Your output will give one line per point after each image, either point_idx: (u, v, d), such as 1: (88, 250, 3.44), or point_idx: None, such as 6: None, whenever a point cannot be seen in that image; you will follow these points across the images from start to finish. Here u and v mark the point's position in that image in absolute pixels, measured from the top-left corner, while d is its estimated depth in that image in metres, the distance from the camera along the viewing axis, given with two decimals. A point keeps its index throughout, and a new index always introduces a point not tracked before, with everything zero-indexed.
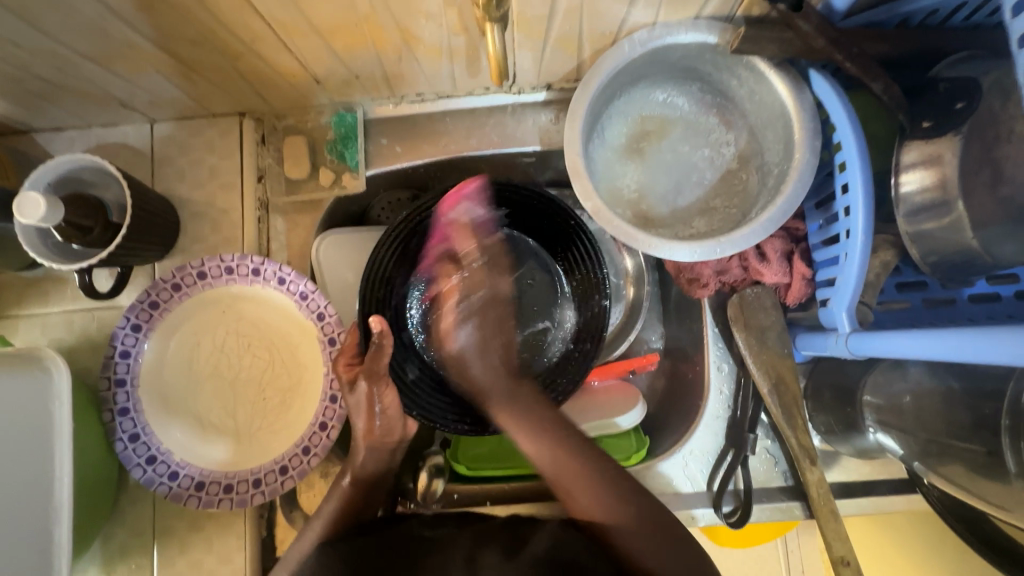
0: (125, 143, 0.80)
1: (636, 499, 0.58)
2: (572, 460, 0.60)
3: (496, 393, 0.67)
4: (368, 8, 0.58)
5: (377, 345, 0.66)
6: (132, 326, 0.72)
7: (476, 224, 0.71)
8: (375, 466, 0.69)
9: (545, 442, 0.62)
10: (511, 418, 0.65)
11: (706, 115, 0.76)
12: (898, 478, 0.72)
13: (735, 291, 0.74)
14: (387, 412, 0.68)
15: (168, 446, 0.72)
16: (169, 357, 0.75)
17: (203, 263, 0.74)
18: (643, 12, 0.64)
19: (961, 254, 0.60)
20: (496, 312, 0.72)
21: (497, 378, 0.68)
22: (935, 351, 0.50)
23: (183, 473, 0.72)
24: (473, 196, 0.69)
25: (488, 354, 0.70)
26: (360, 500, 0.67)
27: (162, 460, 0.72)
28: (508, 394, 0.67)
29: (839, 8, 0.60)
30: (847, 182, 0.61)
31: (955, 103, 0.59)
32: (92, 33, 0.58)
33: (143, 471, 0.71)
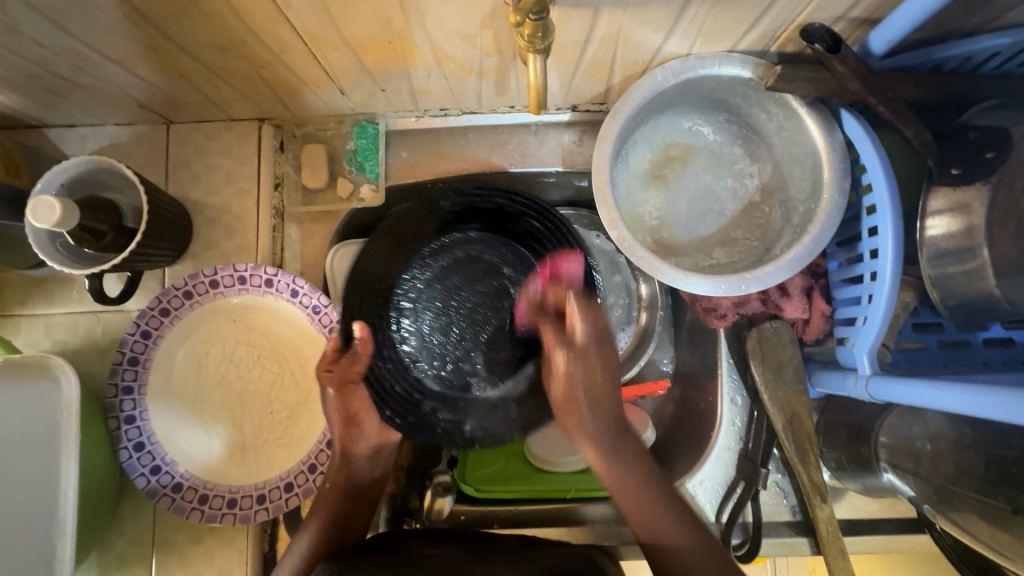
0: (139, 142, 0.78)
1: (687, 518, 0.60)
2: (631, 476, 0.62)
3: (598, 441, 0.64)
4: (404, 26, 0.57)
5: (354, 351, 0.68)
6: (141, 332, 0.70)
7: (574, 285, 0.65)
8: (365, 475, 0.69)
9: (621, 468, 0.63)
10: (595, 450, 0.64)
11: (731, 145, 0.75)
12: (905, 517, 0.73)
13: (754, 324, 0.74)
14: (362, 421, 0.69)
15: (172, 457, 0.71)
16: (176, 365, 0.73)
17: (216, 272, 0.72)
18: (678, 43, 0.63)
19: (981, 300, 0.60)
20: (595, 368, 0.64)
21: (602, 425, 0.64)
22: (959, 406, 0.50)
23: (187, 486, 0.70)
24: (574, 275, 0.65)
25: (596, 408, 0.64)
26: (343, 512, 0.66)
27: (166, 471, 0.70)
28: (609, 436, 0.64)
29: (876, 51, 0.60)
30: (875, 226, 0.61)
31: (985, 152, 0.59)
32: (121, 36, 0.57)
33: (146, 481, 0.69)
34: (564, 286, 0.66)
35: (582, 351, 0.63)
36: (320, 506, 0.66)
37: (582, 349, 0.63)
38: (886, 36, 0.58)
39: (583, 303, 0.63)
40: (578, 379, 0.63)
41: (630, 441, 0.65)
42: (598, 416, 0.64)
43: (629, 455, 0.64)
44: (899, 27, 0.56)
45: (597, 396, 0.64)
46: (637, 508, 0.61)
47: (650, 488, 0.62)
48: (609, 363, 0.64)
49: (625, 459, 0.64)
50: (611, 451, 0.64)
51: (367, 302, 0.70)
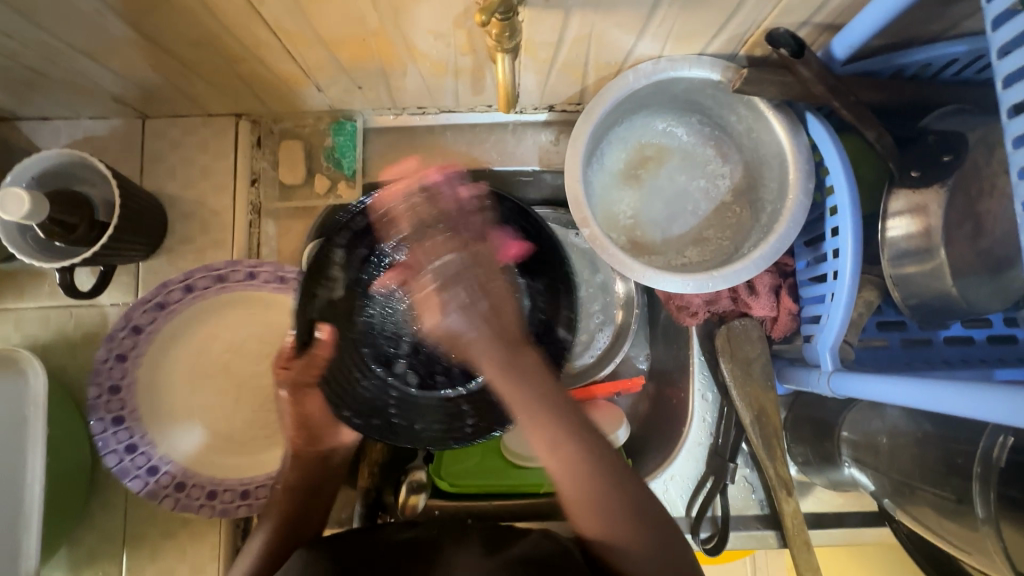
0: (114, 136, 0.78)
1: (636, 509, 0.55)
2: (570, 445, 0.56)
3: (479, 348, 0.58)
4: (378, 24, 0.58)
5: (310, 354, 0.64)
6: (156, 303, 0.70)
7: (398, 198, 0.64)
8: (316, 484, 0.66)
9: (562, 443, 0.56)
10: (485, 360, 0.58)
11: (703, 146, 0.77)
12: (868, 510, 0.75)
13: (724, 322, 0.75)
14: (312, 422, 0.65)
15: (153, 437, 0.70)
16: (186, 344, 0.73)
17: (257, 265, 0.73)
18: (649, 44, 0.65)
19: (939, 299, 0.62)
20: (461, 278, 0.59)
21: (486, 330, 0.58)
22: (920, 399, 0.52)
23: (162, 470, 0.69)
24: (399, 201, 0.65)
25: (476, 320, 0.58)
26: (296, 512, 0.63)
27: (143, 452, 0.69)
28: (527, 381, 0.57)
29: (839, 56, 0.62)
30: (836, 226, 0.63)
31: (942, 156, 0.61)
32: (91, 29, 0.56)
33: (120, 458, 0.68)
34: (399, 216, 0.64)
35: (441, 270, 0.60)
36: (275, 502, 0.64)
37: (444, 275, 0.60)
38: (848, 41, 0.60)
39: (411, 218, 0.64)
40: (459, 296, 0.59)
41: (524, 347, 0.59)
42: (484, 322, 0.58)
43: (574, 427, 0.56)
44: (862, 33, 0.58)
45: (471, 310, 0.58)
46: (582, 496, 0.55)
47: (586, 454, 0.56)
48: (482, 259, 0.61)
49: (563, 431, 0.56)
50: (551, 427, 0.56)
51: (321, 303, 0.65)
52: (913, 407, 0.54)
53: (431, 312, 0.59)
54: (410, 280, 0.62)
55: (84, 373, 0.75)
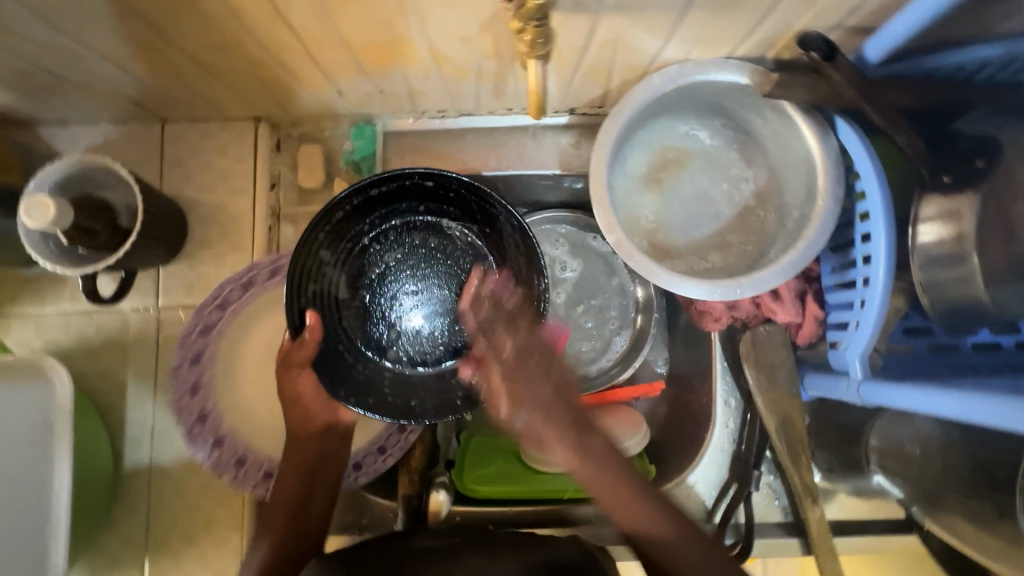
0: (133, 140, 0.77)
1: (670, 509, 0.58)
2: (601, 462, 0.59)
3: (548, 435, 0.60)
4: (403, 28, 0.57)
5: (300, 340, 0.61)
6: (245, 281, 0.69)
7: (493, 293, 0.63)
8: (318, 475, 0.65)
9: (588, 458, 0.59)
10: (550, 431, 0.60)
11: (726, 150, 0.76)
12: (893, 518, 0.74)
13: (748, 328, 0.75)
14: (310, 403, 0.65)
15: (221, 411, 0.70)
16: (267, 324, 0.73)
17: None
18: (676, 48, 0.64)
19: (971, 306, 0.61)
20: (531, 368, 0.60)
21: (553, 420, 0.60)
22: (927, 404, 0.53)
23: (226, 445, 0.69)
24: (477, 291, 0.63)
25: (553, 412, 0.60)
26: (296, 505, 0.63)
27: (211, 422, 0.69)
28: (567, 425, 0.60)
29: (872, 59, 0.61)
30: (868, 232, 0.62)
31: (975, 160, 0.60)
32: (116, 34, 0.56)
33: (190, 426, 0.68)
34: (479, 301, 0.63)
35: (507, 362, 0.60)
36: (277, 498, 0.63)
37: (511, 364, 0.60)
38: (882, 44, 0.59)
39: (489, 314, 0.62)
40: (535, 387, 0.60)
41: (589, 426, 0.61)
42: (553, 409, 0.61)
43: (600, 450, 0.60)
44: (897, 36, 0.57)
45: (537, 399, 0.60)
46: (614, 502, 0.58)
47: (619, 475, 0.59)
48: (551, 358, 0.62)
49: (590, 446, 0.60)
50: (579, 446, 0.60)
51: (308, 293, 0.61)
52: (920, 412, 0.56)
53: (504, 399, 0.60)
54: (488, 355, 0.61)
55: (105, 378, 0.75)
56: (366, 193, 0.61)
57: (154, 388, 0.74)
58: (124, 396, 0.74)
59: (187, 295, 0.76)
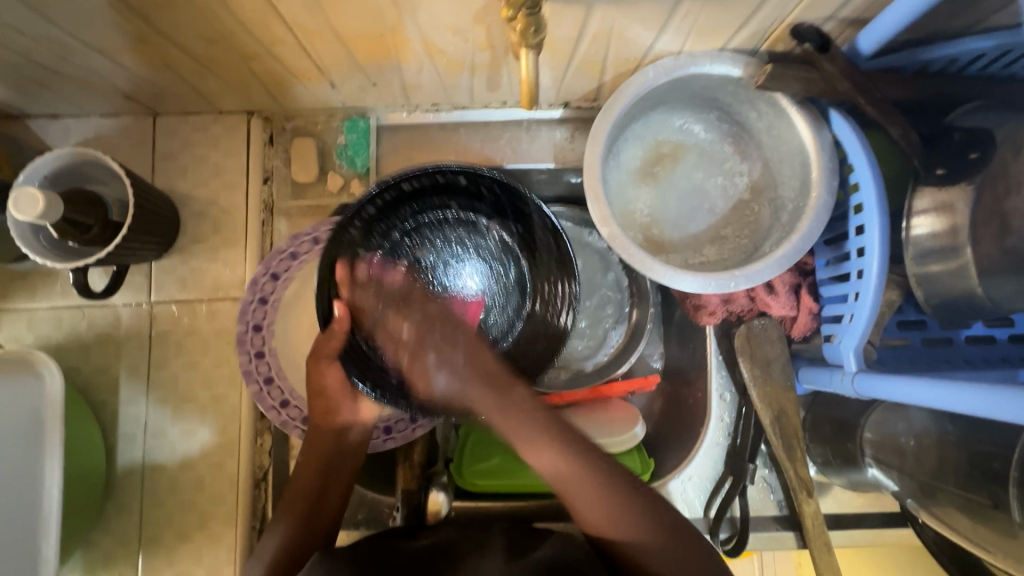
0: (125, 135, 0.77)
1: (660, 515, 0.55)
2: (589, 471, 0.56)
3: (472, 392, 0.59)
4: (396, 20, 0.57)
5: (330, 329, 0.61)
6: (291, 253, 0.68)
7: (385, 277, 0.63)
8: (338, 468, 0.64)
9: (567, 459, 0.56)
10: (477, 391, 0.58)
11: (721, 144, 0.76)
12: (888, 511, 0.74)
13: (743, 321, 0.75)
14: (333, 394, 0.65)
15: (284, 373, 0.70)
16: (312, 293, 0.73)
17: None
18: (670, 40, 0.64)
19: (965, 299, 0.61)
20: (442, 326, 0.61)
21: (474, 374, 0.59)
22: (913, 397, 0.54)
23: (292, 404, 0.69)
24: (371, 273, 0.62)
25: (462, 374, 0.59)
26: (308, 504, 0.62)
27: (276, 384, 0.69)
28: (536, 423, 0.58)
29: (864, 51, 0.61)
30: (861, 224, 0.62)
31: (969, 153, 0.60)
32: (107, 26, 0.56)
33: (257, 389, 0.68)
34: (371, 284, 0.62)
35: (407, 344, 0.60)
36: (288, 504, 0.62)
37: (409, 344, 0.60)
38: (874, 36, 0.58)
39: (376, 295, 0.62)
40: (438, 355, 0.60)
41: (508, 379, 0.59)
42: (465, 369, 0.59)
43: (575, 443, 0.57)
44: (888, 27, 0.57)
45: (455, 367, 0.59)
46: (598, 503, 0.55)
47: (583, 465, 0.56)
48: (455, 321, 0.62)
49: (570, 445, 0.57)
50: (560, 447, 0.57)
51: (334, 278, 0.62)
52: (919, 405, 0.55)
53: (413, 376, 0.60)
54: (388, 344, 0.61)
55: (98, 374, 0.74)
56: (400, 188, 0.62)
57: (147, 383, 0.74)
58: (116, 392, 0.74)
59: (180, 291, 0.75)
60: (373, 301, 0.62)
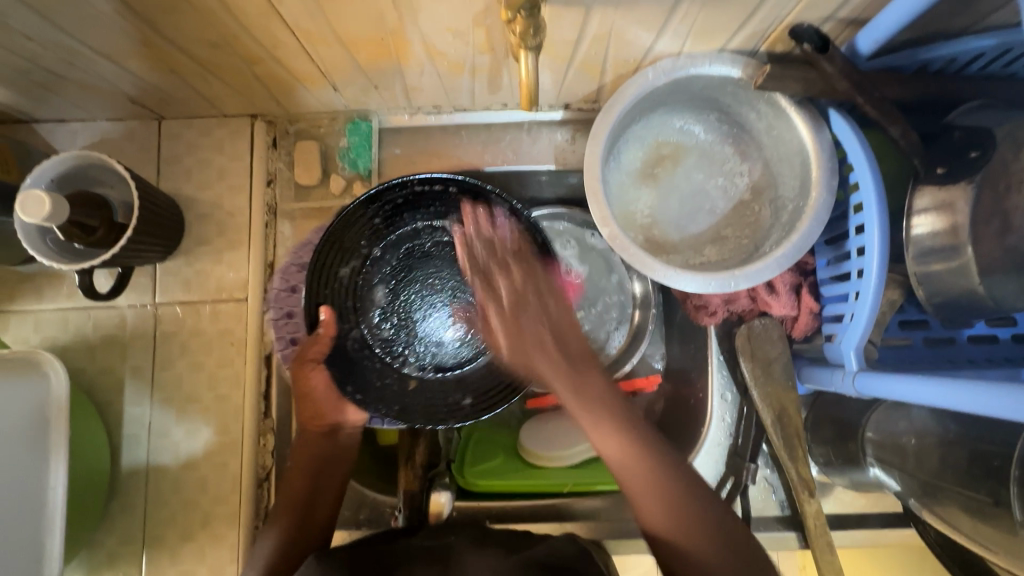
0: (131, 138, 0.78)
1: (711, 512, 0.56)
2: (646, 461, 0.58)
3: (553, 368, 0.60)
4: (397, 23, 0.57)
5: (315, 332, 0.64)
6: None
7: (497, 229, 0.63)
8: (328, 469, 0.66)
9: (625, 447, 0.59)
10: (544, 360, 0.60)
11: (721, 144, 0.76)
12: (891, 511, 0.74)
13: (744, 321, 0.76)
14: (319, 395, 0.68)
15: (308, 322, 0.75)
16: None
17: None
18: (669, 42, 0.64)
19: (965, 297, 0.61)
20: (539, 299, 0.61)
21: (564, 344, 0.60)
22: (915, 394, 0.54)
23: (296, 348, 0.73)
24: (480, 238, 0.63)
25: (548, 344, 0.61)
26: (301, 501, 0.63)
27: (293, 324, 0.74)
28: (604, 411, 0.60)
29: (864, 51, 0.61)
30: (862, 223, 0.62)
31: (969, 151, 0.60)
32: (112, 31, 0.57)
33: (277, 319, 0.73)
34: (480, 242, 0.63)
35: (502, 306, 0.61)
36: (281, 503, 0.64)
37: (512, 300, 0.61)
38: (873, 36, 0.59)
39: (485, 255, 0.62)
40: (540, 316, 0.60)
41: (589, 363, 0.62)
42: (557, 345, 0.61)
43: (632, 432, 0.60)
44: (886, 28, 0.57)
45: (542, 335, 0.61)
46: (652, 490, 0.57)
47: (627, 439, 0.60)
48: (557, 290, 0.62)
49: (628, 433, 0.60)
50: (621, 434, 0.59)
51: (334, 277, 0.65)
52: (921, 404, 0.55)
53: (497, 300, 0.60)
54: (487, 300, 0.61)
55: (103, 375, 0.75)
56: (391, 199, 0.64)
57: (151, 384, 0.75)
58: (121, 393, 0.74)
59: (185, 292, 0.76)
60: (472, 262, 0.63)
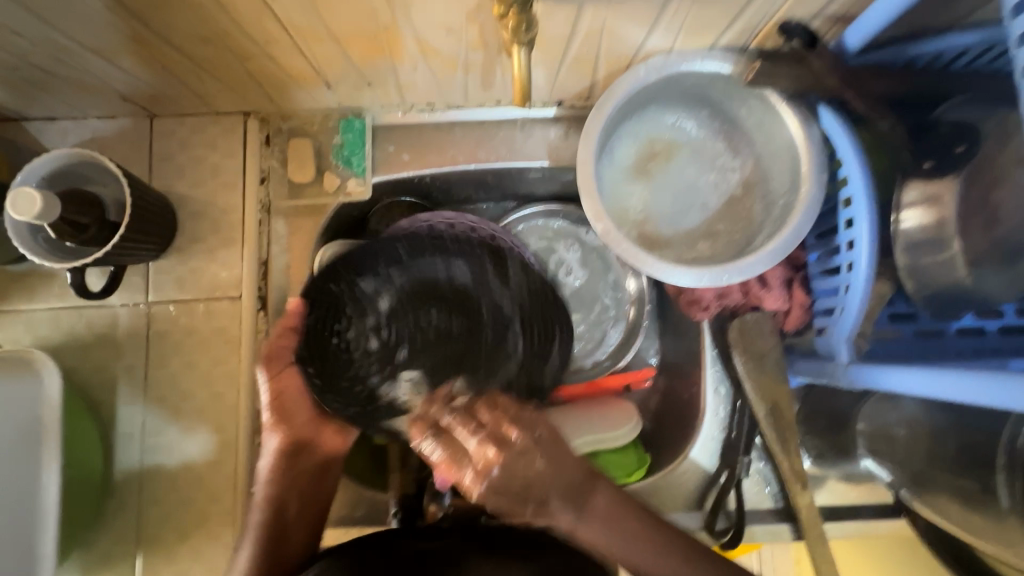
0: (123, 137, 0.77)
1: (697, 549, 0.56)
2: (633, 540, 0.55)
3: (546, 489, 0.53)
4: (390, 19, 0.57)
5: (285, 326, 0.66)
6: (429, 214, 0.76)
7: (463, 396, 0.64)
8: (291, 496, 0.64)
9: (613, 527, 0.55)
10: (534, 482, 0.53)
11: (713, 141, 0.77)
12: (882, 503, 0.75)
13: (736, 315, 0.75)
14: (289, 397, 0.67)
15: None
16: None
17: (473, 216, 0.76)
18: (661, 39, 0.65)
19: (955, 290, 0.62)
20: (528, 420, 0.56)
21: (550, 471, 0.53)
22: (916, 387, 0.54)
23: None
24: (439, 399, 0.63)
25: (545, 473, 0.53)
26: (276, 525, 0.62)
27: None
28: (599, 509, 0.55)
29: (852, 46, 0.62)
30: (851, 218, 0.63)
31: (956, 146, 0.61)
32: (103, 27, 0.56)
33: None
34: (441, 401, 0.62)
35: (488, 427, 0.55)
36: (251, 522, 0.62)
37: (488, 426, 0.55)
38: (861, 32, 0.60)
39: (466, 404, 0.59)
40: (516, 442, 0.53)
41: (588, 485, 0.55)
42: (544, 471, 0.53)
43: (621, 514, 0.55)
44: (873, 24, 0.58)
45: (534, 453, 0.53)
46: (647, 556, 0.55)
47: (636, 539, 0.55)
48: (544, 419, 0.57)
49: (617, 517, 0.55)
50: (613, 514, 0.55)
51: (350, 283, 0.69)
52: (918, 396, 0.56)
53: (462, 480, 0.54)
54: (458, 427, 0.56)
55: (96, 374, 0.74)
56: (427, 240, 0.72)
57: (145, 383, 0.74)
58: (114, 392, 0.74)
59: (178, 290, 0.76)
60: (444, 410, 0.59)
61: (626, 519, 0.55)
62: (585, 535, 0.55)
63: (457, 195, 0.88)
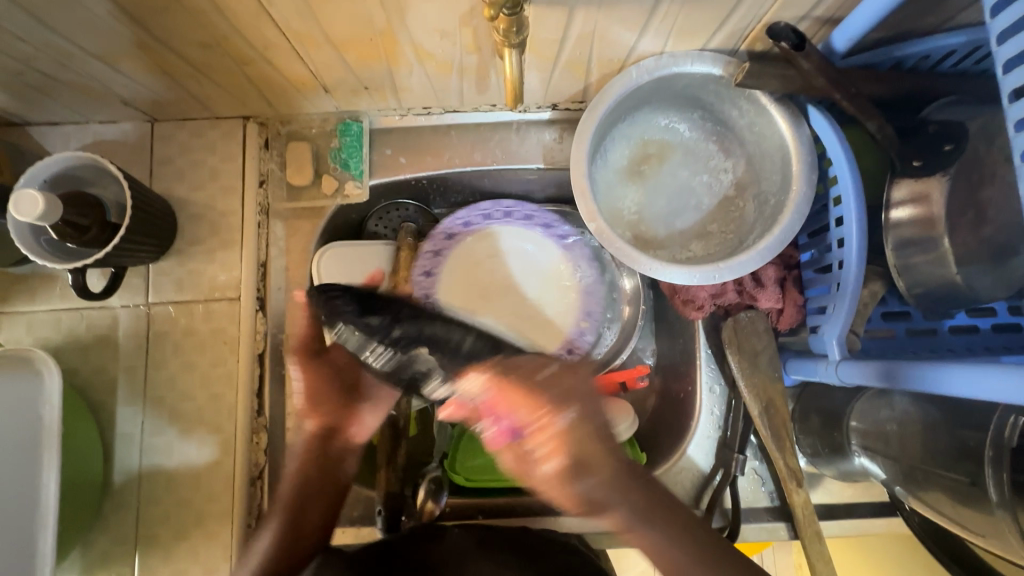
0: (124, 141, 0.79)
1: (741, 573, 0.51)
2: (685, 548, 0.52)
3: (603, 488, 0.51)
4: (385, 23, 0.59)
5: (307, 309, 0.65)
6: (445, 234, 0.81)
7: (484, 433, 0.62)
8: (318, 478, 0.67)
9: (661, 537, 0.52)
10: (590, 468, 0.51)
11: (706, 142, 0.78)
12: (878, 501, 0.75)
13: (730, 315, 0.77)
14: (308, 384, 0.67)
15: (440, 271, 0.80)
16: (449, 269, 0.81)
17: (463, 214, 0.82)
18: (651, 42, 0.66)
19: (946, 289, 0.62)
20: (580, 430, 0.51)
21: (601, 467, 0.51)
22: (919, 385, 0.53)
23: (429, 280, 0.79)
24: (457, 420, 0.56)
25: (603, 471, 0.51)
26: (301, 503, 0.64)
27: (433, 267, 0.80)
28: (641, 509, 0.52)
29: (839, 48, 0.63)
30: (841, 216, 0.64)
31: (944, 145, 0.62)
32: (104, 32, 0.58)
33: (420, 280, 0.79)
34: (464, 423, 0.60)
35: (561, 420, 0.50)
36: (280, 500, 0.65)
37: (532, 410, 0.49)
38: (847, 34, 0.61)
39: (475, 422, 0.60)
40: (570, 416, 0.50)
41: (637, 479, 0.54)
42: (591, 479, 0.51)
43: (669, 521, 0.52)
44: (859, 25, 0.59)
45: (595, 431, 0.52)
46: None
47: (673, 537, 0.52)
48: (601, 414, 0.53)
49: (670, 518, 0.53)
50: (661, 518, 0.52)
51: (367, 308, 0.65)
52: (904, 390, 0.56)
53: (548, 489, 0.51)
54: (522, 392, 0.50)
55: (96, 375, 0.75)
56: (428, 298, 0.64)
57: (144, 383, 0.75)
58: (114, 392, 0.75)
59: (177, 292, 0.76)
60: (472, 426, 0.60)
61: (671, 520, 0.52)
62: (635, 542, 0.53)
63: (454, 197, 0.89)
